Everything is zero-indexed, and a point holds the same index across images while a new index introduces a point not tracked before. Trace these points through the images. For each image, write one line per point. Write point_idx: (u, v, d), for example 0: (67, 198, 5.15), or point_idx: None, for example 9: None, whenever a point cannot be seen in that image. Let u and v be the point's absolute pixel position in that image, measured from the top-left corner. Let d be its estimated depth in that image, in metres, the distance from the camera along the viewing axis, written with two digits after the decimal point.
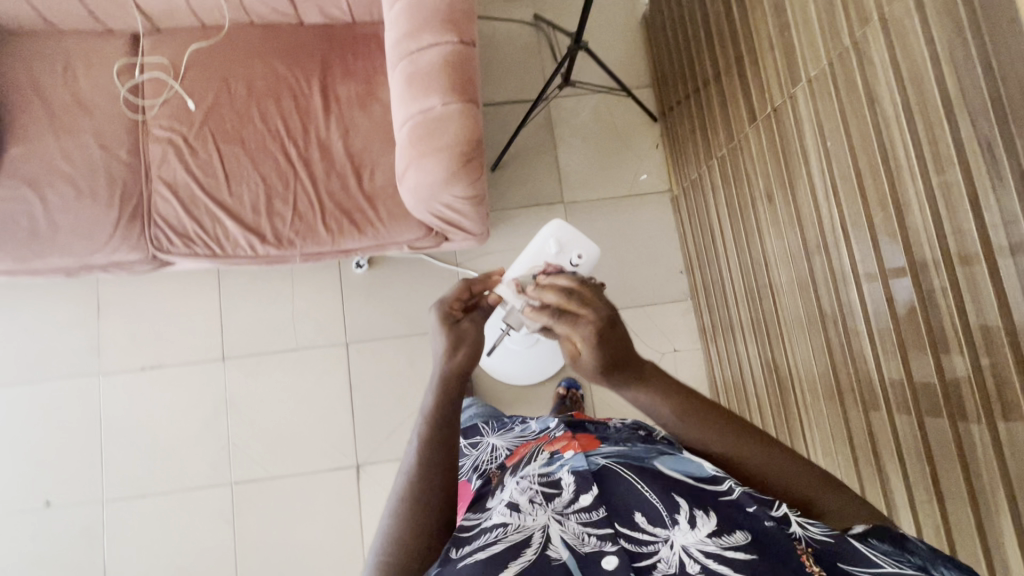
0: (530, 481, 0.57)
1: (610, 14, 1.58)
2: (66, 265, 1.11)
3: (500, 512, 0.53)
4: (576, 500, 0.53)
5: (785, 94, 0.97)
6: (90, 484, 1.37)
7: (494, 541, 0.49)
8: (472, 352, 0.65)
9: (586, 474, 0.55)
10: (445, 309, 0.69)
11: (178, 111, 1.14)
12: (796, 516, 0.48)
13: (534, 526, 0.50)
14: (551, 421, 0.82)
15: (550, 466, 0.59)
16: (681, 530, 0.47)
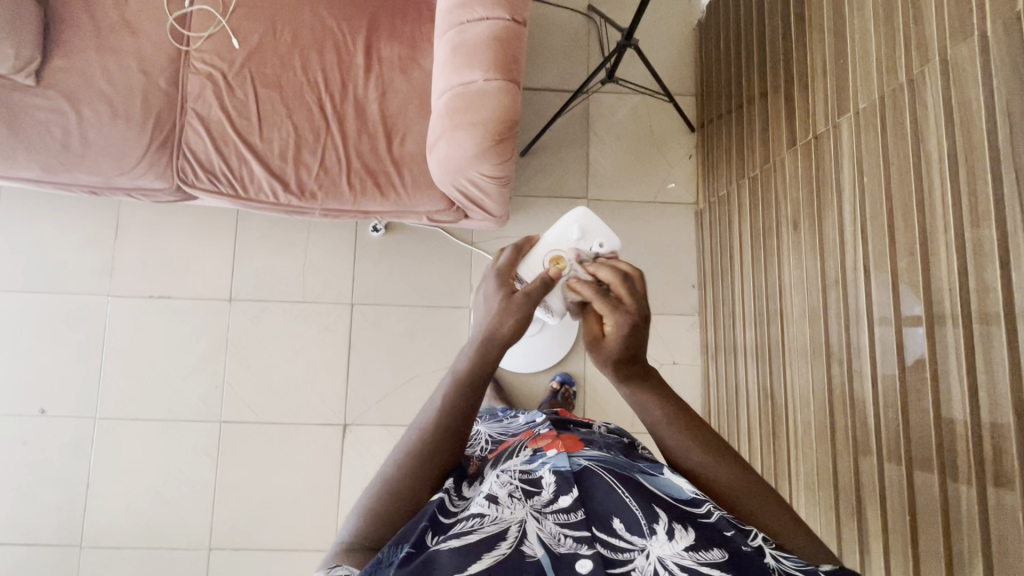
0: (511, 476, 0.56)
1: (665, 14, 1.55)
2: (93, 182, 1.13)
3: (478, 501, 0.52)
4: (555, 500, 0.53)
5: (828, 122, 0.95)
6: (84, 399, 1.41)
7: (470, 530, 0.48)
8: (519, 326, 0.61)
9: (567, 475, 0.56)
10: (502, 277, 0.66)
11: (222, 47, 1.14)
12: (771, 548, 0.49)
13: (512, 519, 0.50)
14: (540, 416, 0.79)
15: (531, 464, 0.59)
16: (658, 540, 0.48)
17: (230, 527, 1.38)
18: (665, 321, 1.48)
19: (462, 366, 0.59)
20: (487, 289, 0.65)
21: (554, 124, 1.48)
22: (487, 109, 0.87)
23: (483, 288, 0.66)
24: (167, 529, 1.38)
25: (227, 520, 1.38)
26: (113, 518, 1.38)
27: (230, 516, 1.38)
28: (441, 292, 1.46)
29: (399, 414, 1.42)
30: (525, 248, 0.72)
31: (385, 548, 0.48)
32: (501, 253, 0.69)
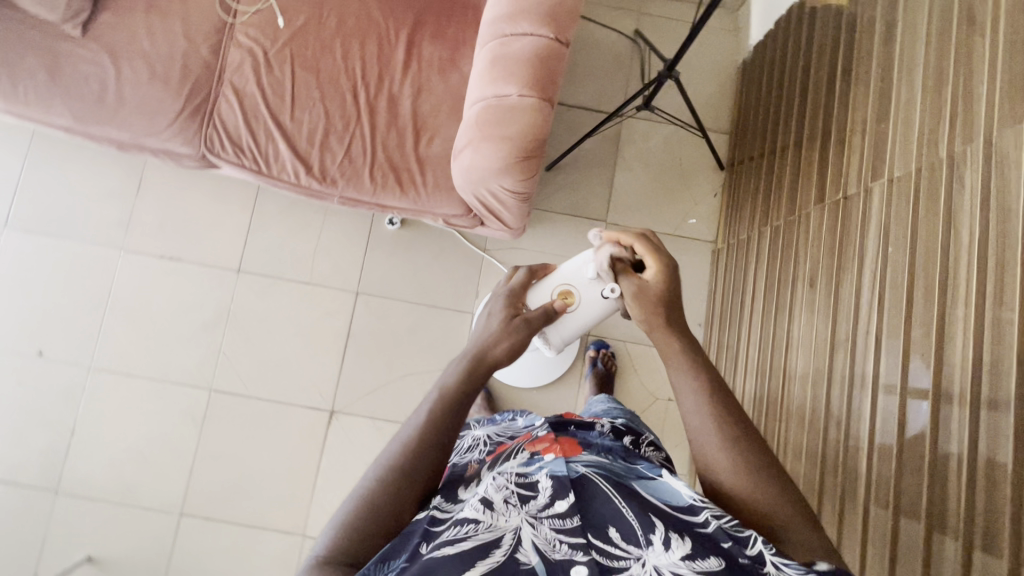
0: (507, 479, 0.54)
1: (711, 49, 1.54)
2: (121, 138, 1.14)
3: (472, 505, 0.51)
4: (551, 505, 0.51)
5: (860, 184, 0.94)
6: (82, 346, 1.42)
7: (464, 538, 0.48)
8: (513, 349, 0.62)
9: (566, 480, 0.53)
10: (511, 300, 0.67)
11: (267, 25, 1.15)
12: (772, 554, 0.46)
13: (507, 526, 0.49)
14: (539, 418, 0.78)
15: (529, 466, 0.56)
16: (654, 551, 0.47)
17: (205, 496, 1.38)
18: None
19: (452, 379, 0.58)
20: (494, 306, 0.66)
21: (583, 142, 1.47)
22: (516, 125, 0.87)
23: (489, 304, 0.68)
24: (143, 487, 1.38)
25: (204, 488, 1.39)
26: (92, 468, 1.39)
27: (206, 484, 1.39)
28: (447, 294, 1.45)
29: (388, 408, 1.42)
30: (539, 275, 0.75)
31: (373, 563, 0.48)
32: (514, 274, 0.72)
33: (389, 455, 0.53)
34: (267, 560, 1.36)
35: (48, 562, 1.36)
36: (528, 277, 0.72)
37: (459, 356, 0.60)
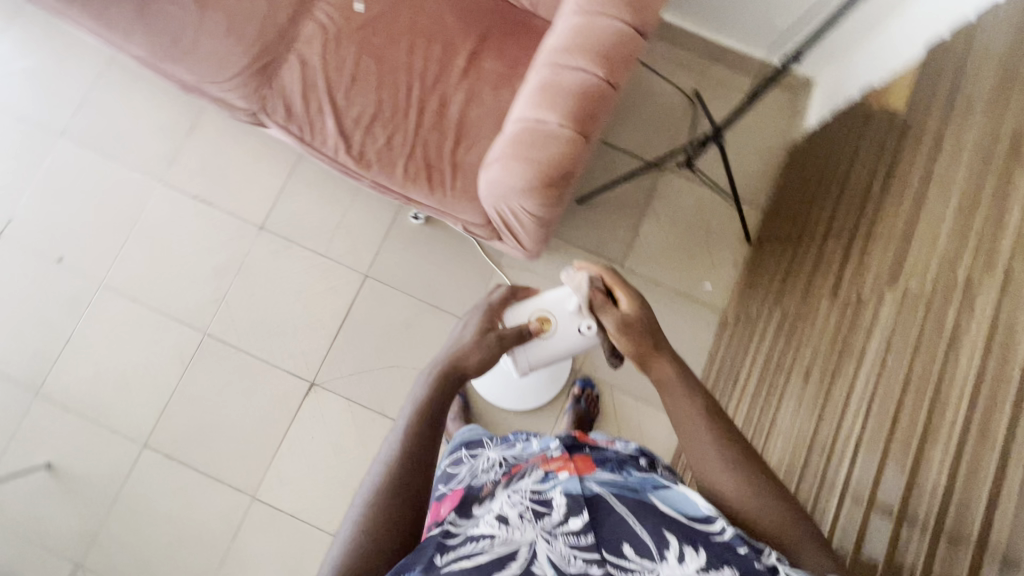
0: (522, 496, 0.58)
1: (764, 124, 1.55)
2: (185, 78, 1.20)
3: (487, 523, 0.54)
4: (566, 521, 0.54)
5: (875, 288, 0.92)
6: (99, 263, 1.48)
7: (480, 552, 0.50)
8: (483, 363, 0.67)
9: (579, 498, 0.55)
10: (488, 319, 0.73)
11: (346, 6, 1.21)
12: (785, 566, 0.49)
13: (522, 541, 0.51)
14: (553, 438, 0.77)
15: (543, 484, 0.59)
16: (669, 564, 0.49)
17: (173, 433, 1.41)
18: (651, 413, 1.42)
19: (423, 393, 0.63)
20: (471, 320, 0.73)
21: (618, 185, 1.48)
22: (548, 152, 0.90)
23: (467, 318, 0.74)
24: (118, 410, 1.42)
25: (173, 426, 1.41)
26: (76, 379, 1.43)
27: (175, 423, 1.41)
28: (451, 298, 1.47)
29: (366, 394, 1.43)
30: (518, 294, 0.78)
31: None
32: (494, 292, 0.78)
33: (376, 472, 0.57)
34: (213, 512, 1.37)
35: (10, 459, 1.39)
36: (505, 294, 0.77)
37: (429, 370, 0.66)
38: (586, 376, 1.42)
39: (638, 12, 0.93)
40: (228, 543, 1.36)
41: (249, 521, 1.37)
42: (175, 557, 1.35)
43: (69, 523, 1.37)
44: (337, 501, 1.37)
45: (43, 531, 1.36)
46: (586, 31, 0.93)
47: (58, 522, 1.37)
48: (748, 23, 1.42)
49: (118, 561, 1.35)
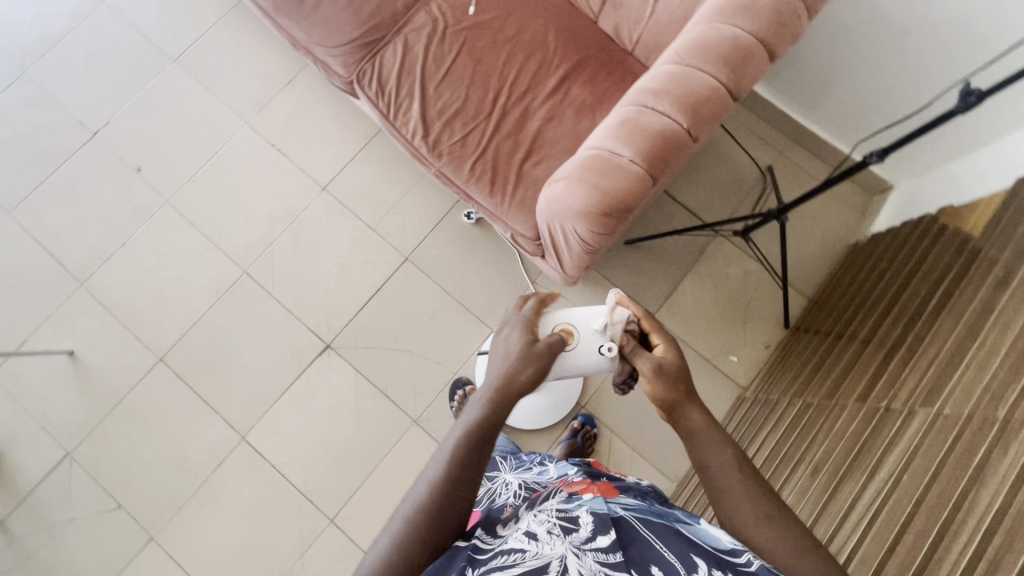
0: (548, 515, 0.59)
1: (830, 216, 1.53)
2: (298, 39, 1.33)
3: (518, 540, 0.56)
4: (593, 539, 0.54)
5: (905, 402, 0.90)
6: (171, 182, 1.57)
7: (512, 564, 0.52)
8: (535, 374, 0.66)
9: (605, 517, 0.56)
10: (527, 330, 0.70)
11: (459, 6, 1.27)
12: None
13: (552, 555, 0.52)
14: (571, 468, 0.81)
15: (568, 504, 0.60)
16: None
17: (188, 356, 1.46)
18: (643, 468, 1.38)
19: (475, 417, 0.62)
20: (510, 331, 0.70)
21: (669, 237, 1.49)
22: (613, 183, 0.92)
23: (502, 331, 0.71)
24: (147, 321, 1.49)
25: (190, 349, 1.47)
26: (119, 282, 1.51)
27: (193, 347, 1.47)
28: (480, 302, 1.49)
29: (375, 371, 1.45)
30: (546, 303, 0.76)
31: None
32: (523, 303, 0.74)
33: (422, 489, 0.58)
34: (202, 440, 1.41)
35: (39, 338, 1.47)
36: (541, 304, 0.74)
37: (484, 391, 0.64)
38: (589, 414, 1.41)
39: (733, 74, 0.95)
40: (205, 474, 1.39)
41: (231, 459, 1.40)
42: (155, 473, 1.39)
43: (72, 412, 1.43)
44: (318, 465, 1.39)
45: (47, 413, 1.43)
46: (679, 79, 0.95)
47: (63, 408, 1.43)
48: (838, 114, 1.42)
49: (103, 460, 1.40)
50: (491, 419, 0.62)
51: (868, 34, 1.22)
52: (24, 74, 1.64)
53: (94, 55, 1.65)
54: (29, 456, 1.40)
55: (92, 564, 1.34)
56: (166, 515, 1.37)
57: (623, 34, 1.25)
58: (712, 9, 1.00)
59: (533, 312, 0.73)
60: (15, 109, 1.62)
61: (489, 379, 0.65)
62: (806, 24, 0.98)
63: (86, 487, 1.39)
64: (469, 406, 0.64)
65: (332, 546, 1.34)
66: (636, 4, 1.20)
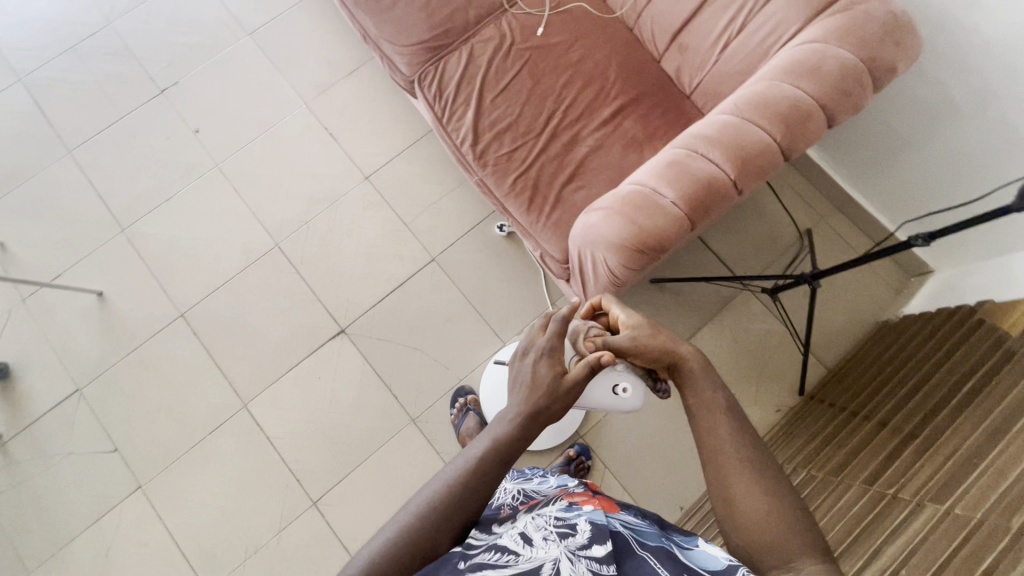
0: (546, 521, 0.59)
1: (863, 291, 1.50)
2: (370, 31, 1.37)
3: (512, 541, 0.56)
4: (589, 546, 0.53)
5: (915, 494, 0.87)
6: (224, 148, 1.63)
7: (503, 564, 0.51)
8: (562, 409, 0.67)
9: (603, 528, 0.56)
10: (551, 363, 0.69)
11: (528, 26, 1.30)
12: None
13: (545, 558, 0.52)
14: (570, 481, 0.81)
15: (567, 513, 0.61)
16: None
17: (208, 315, 1.50)
18: None
19: (502, 431, 0.63)
20: (535, 363, 0.69)
21: (695, 282, 1.47)
22: (650, 222, 0.93)
23: (528, 360, 0.70)
24: (176, 275, 1.53)
25: (211, 310, 1.50)
26: (158, 234, 1.56)
27: (214, 307, 1.50)
28: (497, 314, 1.50)
29: (384, 362, 1.46)
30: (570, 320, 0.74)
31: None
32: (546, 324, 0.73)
33: (438, 486, 0.59)
34: (205, 400, 1.44)
35: (74, 274, 1.53)
36: (563, 324, 0.72)
37: (509, 414, 0.65)
38: (586, 444, 1.39)
39: (788, 134, 0.95)
40: (202, 434, 1.41)
41: (229, 424, 1.42)
42: (155, 424, 1.42)
43: (89, 350, 1.47)
44: (312, 445, 1.40)
45: (67, 346, 1.48)
46: (733, 130, 0.96)
47: (82, 345, 1.48)
48: (888, 190, 1.40)
49: (109, 402, 1.44)
50: (511, 441, 0.63)
51: (932, 115, 1.21)
52: (110, 24, 1.73)
53: (176, 17, 1.73)
54: (41, 385, 1.45)
55: (79, 501, 1.37)
56: (157, 467, 1.39)
57: (683, 78, 1.26)
58: (776, 67, 1.01)
59: (556, 337, 0.71)
60: (95, 55, 1.70)
61: (516, 401, 0.66)
62: (869, 97, 0.97)
63: (88, 424, 1.42)
64: (497, 420, 0.65)
65: (309, 528, 1.34)
66: (702, 51, 1.21)
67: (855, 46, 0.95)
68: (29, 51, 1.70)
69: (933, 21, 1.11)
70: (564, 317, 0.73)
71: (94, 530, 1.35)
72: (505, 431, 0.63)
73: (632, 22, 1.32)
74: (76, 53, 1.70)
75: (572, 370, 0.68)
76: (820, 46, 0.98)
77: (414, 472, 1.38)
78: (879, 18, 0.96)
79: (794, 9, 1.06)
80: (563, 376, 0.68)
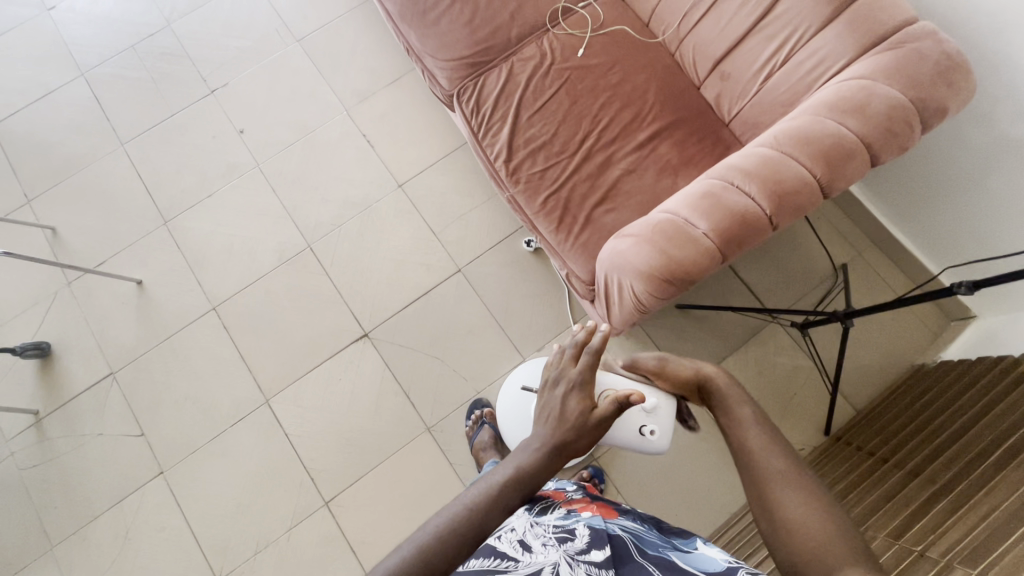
0: (546, 529, 0.64)
1: (898, 332, 1.44)
2: (414, 44, 1.40)
3: (511, 546, 0.61)
4: (587, 551, 0.59)
5: (943, 554, 0.83)
6: (266, 149, 1.68)
7: (504, 570, 0.57)
8: (586, 445, 0.67)
9: (601, 533, 0.62)
10: (581, 400, 0.67)
11: (569, 46, 1.30)
12: None
13: (544, 562, 0.58)
14: (569, 485, 0.85)
15: (566, 519, 0.66)
16: None
17: (238, 311, 1.54)
18: None
19: (525, 461, 0.63)
20: (565, 397, 0.68)
21: (723, 311, 1.45)
22: (681, 252, 0.92)
23: (556, 394, 0.68)
24: (211, 269, 1.58)
25: (243, 305, 1.55)
26: (197, 228, 1.62)
27: (245, 304, 1.55)
28: (519, 329, 1.50)
29: (404, 369, 1.48)
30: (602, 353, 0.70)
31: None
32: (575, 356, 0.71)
33: (454, 507, 0.59)
34: (229, 393, 1.48)
35: (116, 262, 1.60)
36: (594, 359, 0.69)
37: (535, 444, 0.65)
38: (600, 467, 1.38)
39: (829, 170, 0.93)
40: (224, 426, 1.45)
41: (250, 419, 1.45)
42: (180, 412, 1.46)
43: (125, 336, 1.53)
44: (328, 445, 1.42)
45: (105, 331, 1.54)
46: (773, 165, 0.94)
47: (119, 330, 1.54)
48: (933, 229, 1.35)
49: (139, 387, 1.49)
50: (528, 466, 0.63)
51: (984, 155, 1.16)
52: (168, 26, 1.81)
53: (230, 21, 1.80)
54: (78, 366, 1.51)
55: (104, 482, 1.42)
56: (179, 455, 1.43)
57: (723, 105, 1.24)
58: (820, 102, 0.99)
59: (587, 371, 0.69)
60: (152, 55, 1.79)
61: (540, 432, 0.66)
62: (917, 137, 0.95)
63: (118, 408, 1.47)
64: (521, 449, 0.65)
65: (320, 529, 1.36)
66: (744, 80, 1.19)
67: (905, 86, 0.93)
68: (92, 48, 1.80)
69: (990, 60, 1.07)
70: (597, 349, 0.69)
71: (115, 511, 1.39)
72: (528, 460, 0.63)
73: (674, 47, 1.31)
74: (135, 52, 1.79)
75: (600, 409, 0.67)
76: (868, 83, 0.95)
77: (425, 481, 1.39)
78: (931, 57, 0.93)
79: (843, 43, 1.04)
80: (592, 413, 0.67)
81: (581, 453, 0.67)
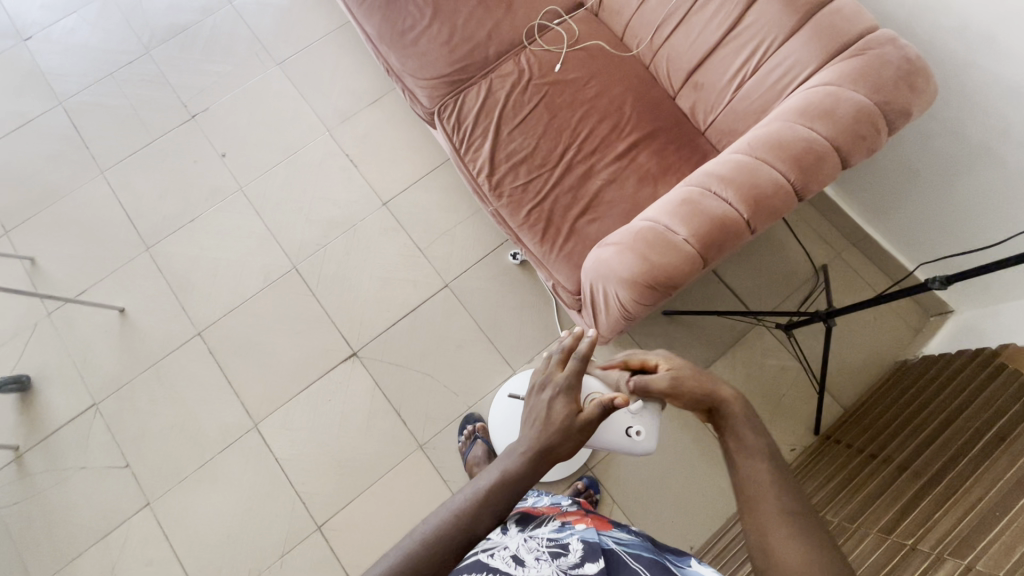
0: (539, 543, 0.64)
1: (879, 330, 1.47)
2: (393, 63, 1.42)
3: (503, 560, 0.62)
4: (581, 565, 0.59)
5: (934, 546, 0.84)
6: (249, 172, 1.68)
7: None
8: (572, 450, 0.66)
9: (594, 546, 0.62)
10: (566, 404, 0.67)
11: (546, 62, 1.33)
12: None
13: None
14: (564, 499, 0.85)
15: (559, 533, 0.66)
16: None
17: (225, 335, 1.53)
18: None
19: (511, 466, 0.63)
20: (551, 400, 0.68)
21: (709, 315, 1.46)
22: (664, 258, 0.93)
23: (540, 398, 0.69)
24: (196, 294, 1.57)
25: (228, 329, 1.53)
26: (180, 253, 1.61)
27: (231, 329, 1.53)
28: (508, 341, 1.50)
29: (394, 387, 1.47)
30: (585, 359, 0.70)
31: None
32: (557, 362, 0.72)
33: (444, 515, 0.59)
34: (217, 419, 1.45)
35: (98, 290, 1.57)
36: (582, 364, 0.69)
37: (521, 449, 0.64)
38: (594, 477, 1.37)
39: (803, 174, 0.95)
40: (212, 453, 1.42)
41: (239, 444, 1.43)
42: (166, 441, 1.44)
43: (108, 365, 1.51)
44: (320, 467, 1.40)
45: (87, 360, 1.51)
46: (748, 170, 0.96)
47: (102, 360, 1.51)
48: (907, 227, 1.38)
49: (123, 417, 1.46)
50: (516, 474, 0.63)
51: (948, 153, 1.20)
52: (147, 53, 1.81)
53: (211, 47, 1.81)
54: (60, 398, 1.48)
55: (88, 516, 1.38)
56: (167, 485, 1.40)
57: (699, 114, 1.27)
58: (790, 108, 1.02)
59: (573, 375, 0.69)
60: (131, 81, 1.79)
61: (527, 436, 0.66)
62: (884, 140, 0.98)
63: (103, 439, 1.44)
64: (506, 454, 0.65)
65: (313, 553, 1.33)
66: (716, 89, 1.22)
67: (870, 90, 0.96)
68: (71, 77, 1.79)
69: (949, 64, 1.11)
70: (584, 355, 0.70)
71: (101, 546, 1.35)
72: (514, 464, 0.63)
73: (648, 60, 1.35)
74: (114, 79, 1.79)
75: (585, 411, 0.67)
76: (835, 89, 0.99)
77: (419, 499, 1.37)
78: (894, 63, 0.97)
79: (808, 51, 1.08)
80: (577, 416, 0.66)
81: (565, 456, 0.66)
